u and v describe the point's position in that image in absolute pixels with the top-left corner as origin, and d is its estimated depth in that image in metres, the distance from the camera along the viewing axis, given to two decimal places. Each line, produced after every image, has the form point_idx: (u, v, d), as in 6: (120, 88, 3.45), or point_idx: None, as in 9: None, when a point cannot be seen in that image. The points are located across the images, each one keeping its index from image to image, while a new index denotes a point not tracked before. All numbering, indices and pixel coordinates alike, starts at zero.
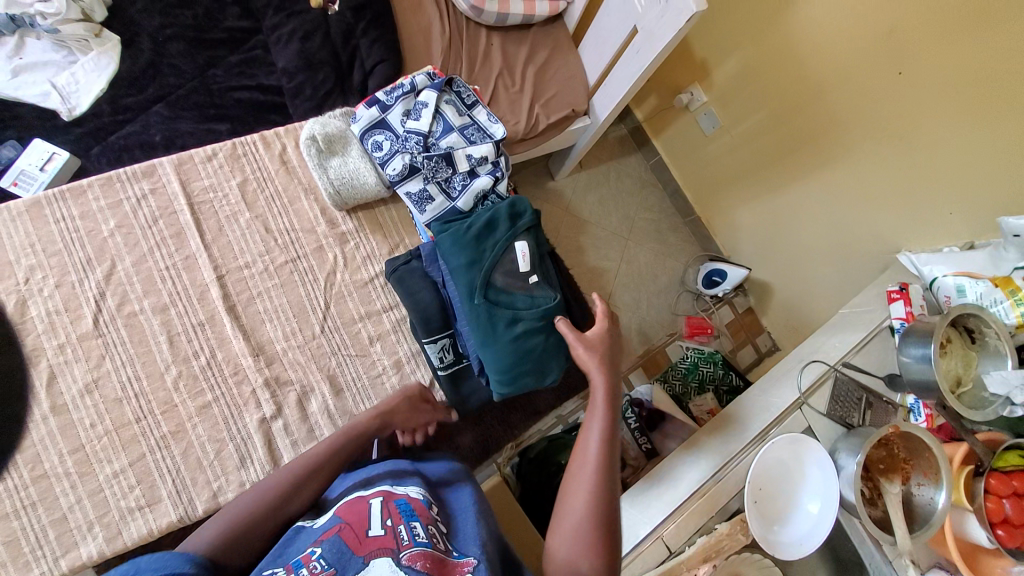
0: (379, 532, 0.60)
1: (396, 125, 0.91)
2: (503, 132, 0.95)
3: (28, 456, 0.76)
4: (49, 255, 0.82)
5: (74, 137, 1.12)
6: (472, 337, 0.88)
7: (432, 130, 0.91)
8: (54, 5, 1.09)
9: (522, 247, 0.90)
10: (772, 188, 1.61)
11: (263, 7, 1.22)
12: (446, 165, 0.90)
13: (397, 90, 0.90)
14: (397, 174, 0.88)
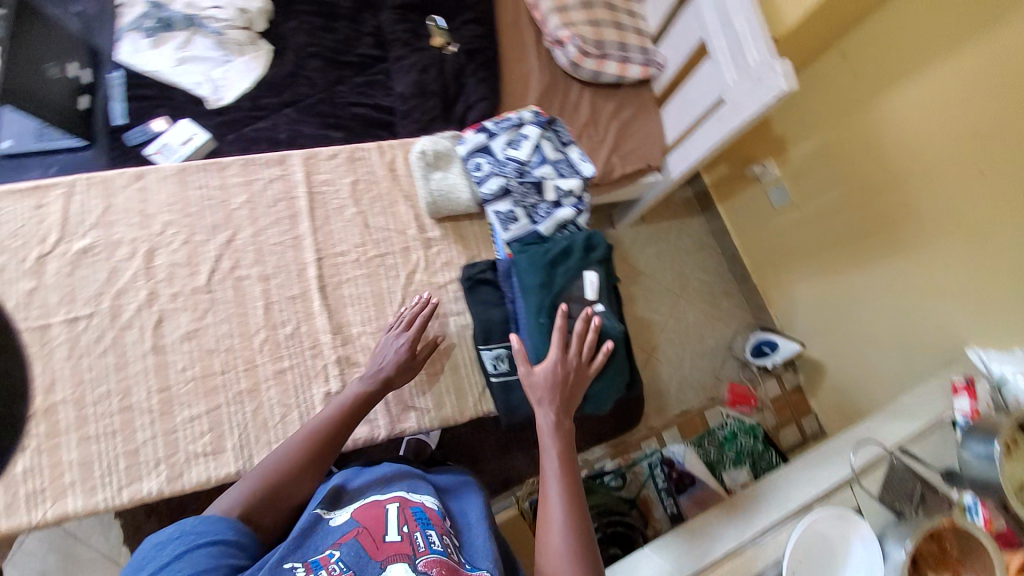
0: (396, 538, 0.69)
1: (495, 149, 0.95)
2: (592, 171, 0.98)
3: (127, 385, 0.85)
4: (185, 214, 0.94)
5: (214, 123, 1.29)
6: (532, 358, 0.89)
7: (530, 159, 0.94)
8: (227, 13, 1.33)
9: (594, 276, 0.93)
10: (835, 270, 1.60)
11: (392, 41, 1.44)
12: (535, 192, 0.94)
13: (505, 122, 0.96)
14: (490, 193, 0.94)
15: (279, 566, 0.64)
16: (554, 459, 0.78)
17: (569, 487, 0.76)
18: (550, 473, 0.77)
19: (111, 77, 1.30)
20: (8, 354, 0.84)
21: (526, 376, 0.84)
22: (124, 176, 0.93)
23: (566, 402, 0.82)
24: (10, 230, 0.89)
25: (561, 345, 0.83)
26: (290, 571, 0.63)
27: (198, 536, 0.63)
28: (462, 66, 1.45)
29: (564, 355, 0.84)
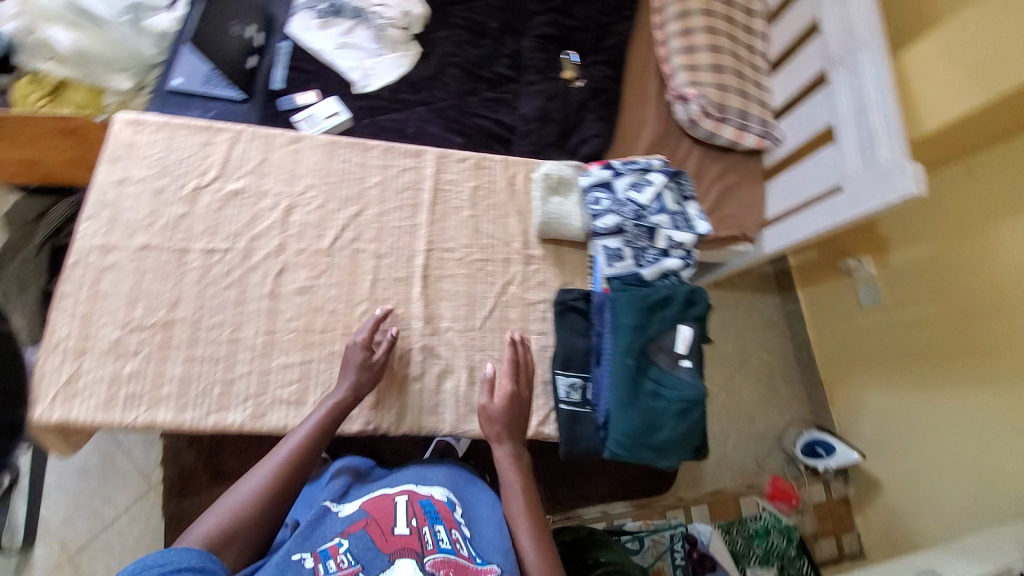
0: (404, 531, 0.78)
1: (618, 188, 0.99)
2: (706, 230, 1.00)
3: (239, 320, 0.93)
4: (325, 183, 1.04)
5: (355, 106, 1.42)
6: (610, 394, 0.89)
7: (649, 205, 0.98)
8: (392, 13, 1.49)
9: (687, 330, 0.92)
10: (911, 387, 1.53)
11: (528, 67, 1.54)
12: (648, 236, 0.96)
13: (632, 164, 1.01)
14: (604, 227, 0.97)
15: (287, 559, 0.73)
16: (517, 494, 0.91)
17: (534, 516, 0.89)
18: (517, 505, 0.90)
19: (277, 46, 1.45)
20: (149, 265, 0.93)
21: (484, 410, 0.90)
22: (286, 137, 1.04)
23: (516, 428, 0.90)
24: (178, 158, 1.00)
25: (513, 379, 0.91)
26: (299, 562, 0.72)
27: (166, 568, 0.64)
28: (585, 102, 1.52)
29: (517, 389, 0.91)
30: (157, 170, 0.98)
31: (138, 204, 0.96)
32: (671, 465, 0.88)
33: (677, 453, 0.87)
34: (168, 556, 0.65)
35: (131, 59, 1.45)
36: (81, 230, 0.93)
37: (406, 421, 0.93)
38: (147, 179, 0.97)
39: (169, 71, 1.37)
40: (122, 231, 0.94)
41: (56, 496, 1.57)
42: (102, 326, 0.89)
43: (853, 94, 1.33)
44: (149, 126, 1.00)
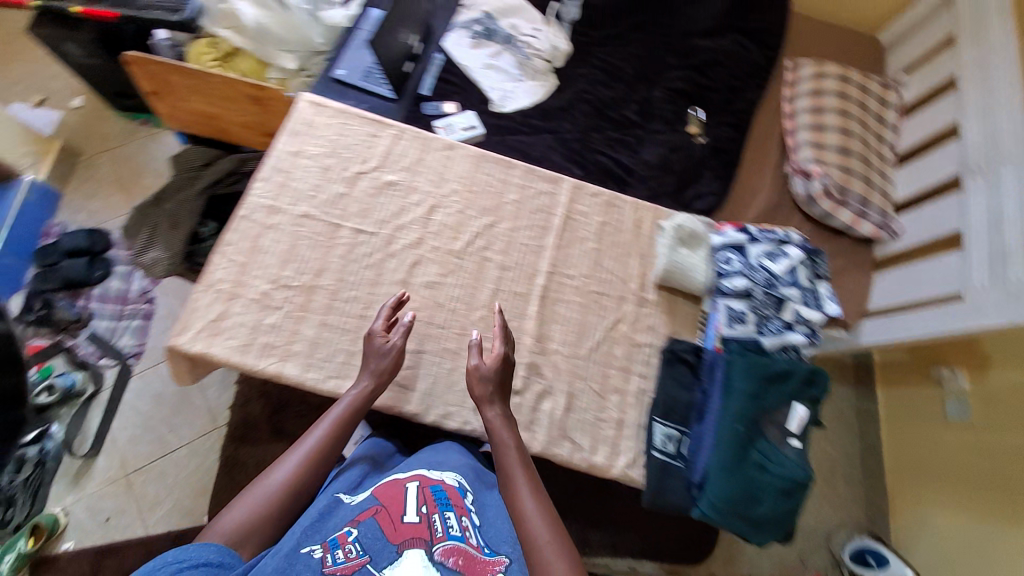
0: (413, 520, 0.80)
1: (751, 254, 1.02)
2: (835, 313, 1.01)
3: (371, 300, 1.01)
4: (467, 190, 1.10)
5: (489, 122, 1.52)
6: (712, 454, 0.90)
7: (781, 277, 1.00)
8: (540, 46, 1.60)
9: (802, 411, 0.92)
10: (976, 512, 1.45)
11: (655, 116, 1.59)
12: (775, 307, 0.98)
13: (770, 235, 1.03)
14: (731, 288, 0.99)
15: (298, 548, 0.76)
16: (515, 459, 0.88)
17: (533, 479, 0.87)
18: (517, 469, 0.87)
19: (432, 56, 1.58)
20: (305, 233, 1.02)
21: (475, 369, 0.90)
22: (441, 143, 1.13)
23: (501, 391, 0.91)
24: (347, 143, 1.10)
25: (505, 338, 0.93)
26: (310, 552, 0.75)
27: (184, 563, 0.71)
28: (705, 159, 1.54)
29: (508, 353, 0.94)
30: (327, 149, 1.09)
31: (306, 176, 1.06)
32: (761, 539, 0.89)
33: (783, 527, 0.89)
34: (187, 550, 0.72)
35: (300, 43, 1.59)
36: (254, 188, 1.03)
37: (500, 431, 0.95)
38: (318, 156, 1.08)
39: (334, 63, 1.51)
40: (289, 198, 1.04)
41: (128, 417, 1.68)
42: (254, 277, 0.98)
43: (989, 204, 1.29)
44: (329, 110, 1.12)
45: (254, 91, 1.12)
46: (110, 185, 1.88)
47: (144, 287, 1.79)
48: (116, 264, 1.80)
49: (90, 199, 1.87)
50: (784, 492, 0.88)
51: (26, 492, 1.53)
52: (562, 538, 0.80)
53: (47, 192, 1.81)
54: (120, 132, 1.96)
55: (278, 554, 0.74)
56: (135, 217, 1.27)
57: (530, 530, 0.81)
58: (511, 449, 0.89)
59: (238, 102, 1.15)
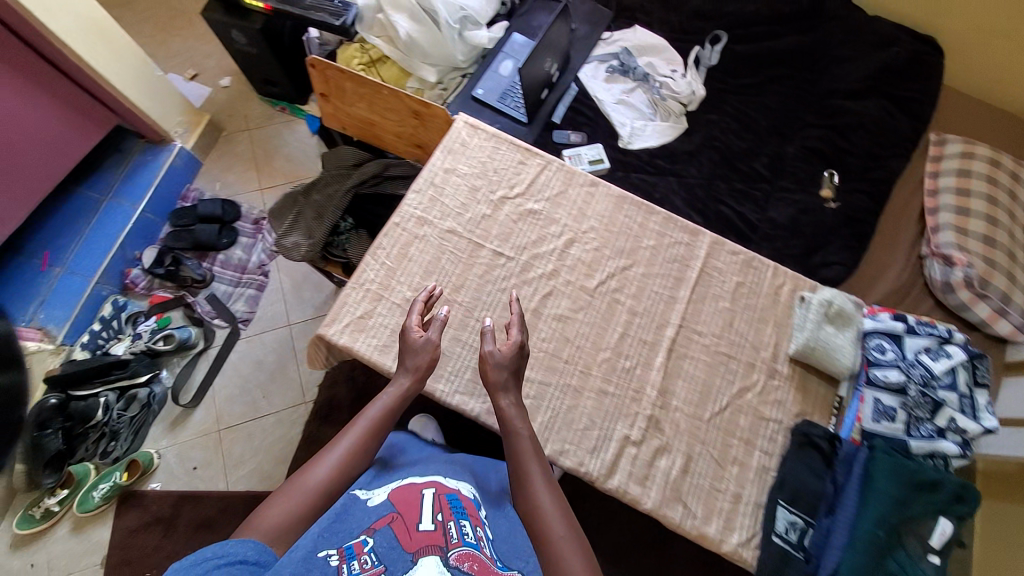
0: (429, 526, 0.80)
1: (908, 347, 0.99)
2: (995, 427, 0.96)
3: (502, 322, 1.03)
4: (606, 229, 1.11)
5: (617, 157, 1.53)
6: (844, 553, 0.88)
7: (940, 378, 0.96)
8: (678, 88, 1.58)
9: (946, 526, 0.89)
10: None
11: (786, 173, 1.54)
12: (929, 409, 0.94)
13: (932, 330, 0.99)
14: (883, 380, 0.96)
15: (318, 554, 0.75)
16: (528, 451, 0.87)
17: (546, 472, 0.85)
18: (530, 462, 0.86)
19: (567, 86, 1.60)
20: (448, 247, 1.07)
21: (489, 356, 0.90)
22: (585, 178, 1.15)
23: (514, 376, 0.91)
24: (496, 166, 1.14)
25: (520, 328, 0.92)
26: (328, 558, 0.75)
27: (224, 559, 0.69)
28: (834, 226, 1.48)
29: (524, 339, 0.94)
30: (478, 170, 1.13)
31: (455, 194, 1.11)
32: None
33: None
34: (220, 546, 0.70)
35: (443, 59, 1.68)
36: (407, 198, 1.09)
37: (613, 479, 0.93)
38: (469, 175, 1.12)
39: (474, 82, 1.59)
40: (438, 212, 1.09)
41: (229, 376, 1.80)
42: (400, 283, 1.04)
43: None
44: (484, 132, 1.16)
45: (417, 106, 1.18)
46: (246, 162, 2.05)
47: (262, 260, 1.94)
48: (241, 235, 1.95)
49: (225, 172, 2.03)
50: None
51: (129, 429, 1.67)
52: (575, 534, 0.79)
53: (192, 159, 1.97)
54: (260, 116, 2.13)
55: (299, 558, 0.74)
56: (283, 205, 1.39)
57: (545, 524, 0.79)
58: (529, 454, 0.87)
59: (398, 114, 1.22)
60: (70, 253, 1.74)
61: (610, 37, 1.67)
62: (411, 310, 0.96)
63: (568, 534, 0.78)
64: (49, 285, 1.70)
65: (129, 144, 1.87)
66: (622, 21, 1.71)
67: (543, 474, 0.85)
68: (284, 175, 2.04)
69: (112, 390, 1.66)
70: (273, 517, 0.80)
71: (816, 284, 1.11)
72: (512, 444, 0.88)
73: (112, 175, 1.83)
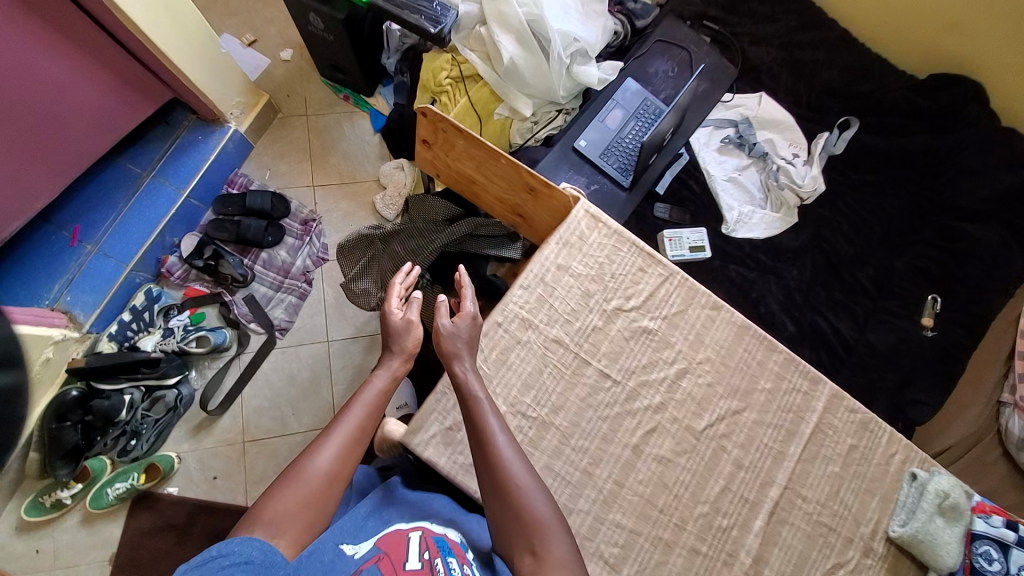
0: (417, 562, 0.69)
1: (1016, 562, 0.93)
2: None
3: (599, 456, 0.94)
4: (721, 361, 1.01)
5: (718, 245, 1.41)
6: None
7: None
8: (800, 179, 1.43)
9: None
10: None
11: (891, 293, 1.45)
12: None
13: None
14: None
15: None
16: (486, 408, 0.82)
17: (504, 424, 0.82)
18: (489, 419, 0.81)
19: (677, 152, 1.45)
20: (551, 360, 0.97)
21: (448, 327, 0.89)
22: (708, 299, 1.03)
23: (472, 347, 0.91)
24: (614, 270, 1.02)
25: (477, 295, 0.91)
26: None
27: (228, 559, 0.57)
28: (931, 361, 1.38)
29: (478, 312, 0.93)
30: (594, 273, 1.01)
31: (566, 297, 0.99)
32: None
33: None
34: (224, 546, 0.58)
35: (543, 91, 1.50)
36: (513, 293, 0.98)
37: None
38: (583, 277, 1.00)
39: (576, 130, 1.43)
40: (546, 316, 0.98)
41: (261, 386, 1.71)
42: (494, 394, 0.94)
43: None
44: (606, 228, 1.04)
45: (535, 184, 1.03)
46: (302, 152, 1.89)
47: (306, 265, 1.81)
48: (287, 234, 1.80)
49: (278, 159, 1.87)
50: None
51: (151, 430, 1.58)
52: (541, 488, 0.76)
53: (243, 143, 1.80)
54: (321, 101, 1.94)
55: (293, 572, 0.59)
56: (357, 242, 1.27)
57: (510, 474, 0.75)
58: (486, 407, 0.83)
59: (508, 183, 1.07)
60: (104, 231, 1.59)
61: (731, 101, 1.51)
62: (388, 296, 1.01)
63: (534, 483, 0.75)
64: (79, 266, 1.55)
65: (178, 118, 1.69)
66: (746, 86, 1.55)
67: (504, 427, 0.81)
68: (339, 174, 1.89)
69: (138, 388, 1.58)
70: (270, 508, 0.72)
71: (931, 461, 1.05)
72: (468, 398, 0.83)
73: (157, 150, 1.66)
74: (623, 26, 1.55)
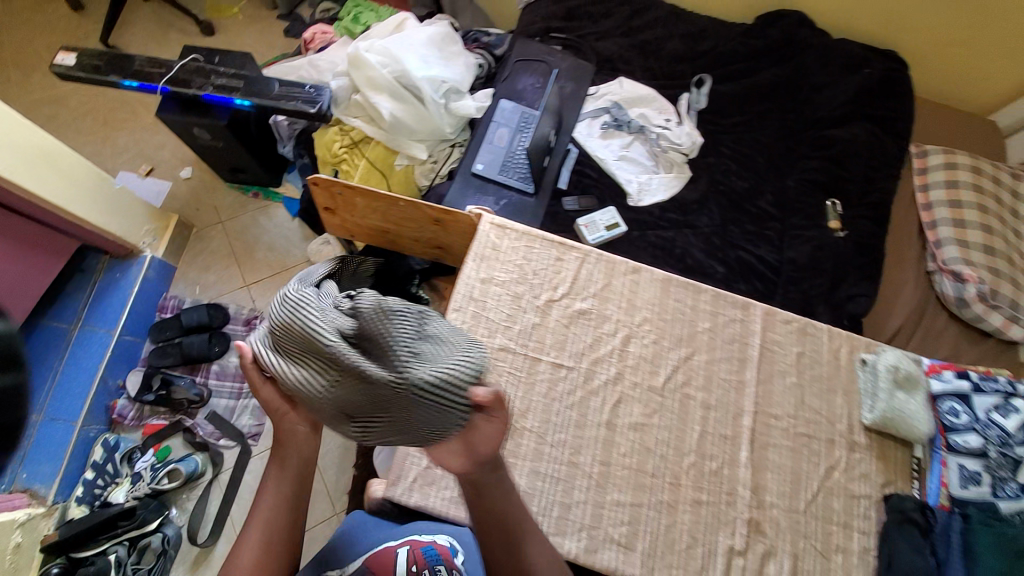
0: None
1: (978, 406, 1.00)
2: None
3: (578, 444, 0.96)
4: (659, 317, 1.06)
5: (632, 216, 1.50)
6: None
7: (1016, 435, 0.97)
8: (680, 139, 1.57)
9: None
10: None
11: (794, 208, 1.55)
12: (1012, 468, 0.96)
13: (997, 386, 1.02)
14: (965, 446, 0.98)
15: None
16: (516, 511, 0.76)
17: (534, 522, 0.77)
18: (521, 519, 0.76)
19: (565, 148, 1.56)
20: (504, 368, 1.00)
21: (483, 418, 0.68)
22: (626, 265, 1.10)
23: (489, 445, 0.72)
24: (535, 267, 1.08)
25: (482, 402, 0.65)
26: None
27: None
28: (852, 257, 1.47)
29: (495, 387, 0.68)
30: (516, 275, 1.06)
31: (499, 305, 1.04)
32: None
33: None
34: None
35: (431, 132, 1.59)
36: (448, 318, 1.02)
37: None
38: (507, 282, 1.06)
39: (471, 157, 1.52)
40: (485, 328, 1.02)
41: (248, 500, 1.65)
42: None
43: None
44: (513, 232, 1.10)
45: (439, 215, 1.09)
46: (225, 259, 1.90)
47: None
48: (233, 339, 1.79)
49: (204, 272, 1.88)
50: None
51: None
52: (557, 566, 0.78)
53: (165, 267, 1.81)
54: (231, 205, 1.97)
55: None
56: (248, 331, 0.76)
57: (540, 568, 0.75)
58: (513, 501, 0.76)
59: (415, 222, 1.13)
60: (46, 397, 1.54)
61: (596, 92, 1.65)
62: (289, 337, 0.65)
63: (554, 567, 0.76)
64: (27, 439, 1.50)
65: (92, 263, 1.67)
66: (605, 74, 1.70)
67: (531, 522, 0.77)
68: (269, 267, 1.90)
69: (121, 543, 1.47)
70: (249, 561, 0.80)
71: (876, 342, 1.11)
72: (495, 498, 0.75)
73: (79, 301, 1.63)
74: (485, 58, 1.71)
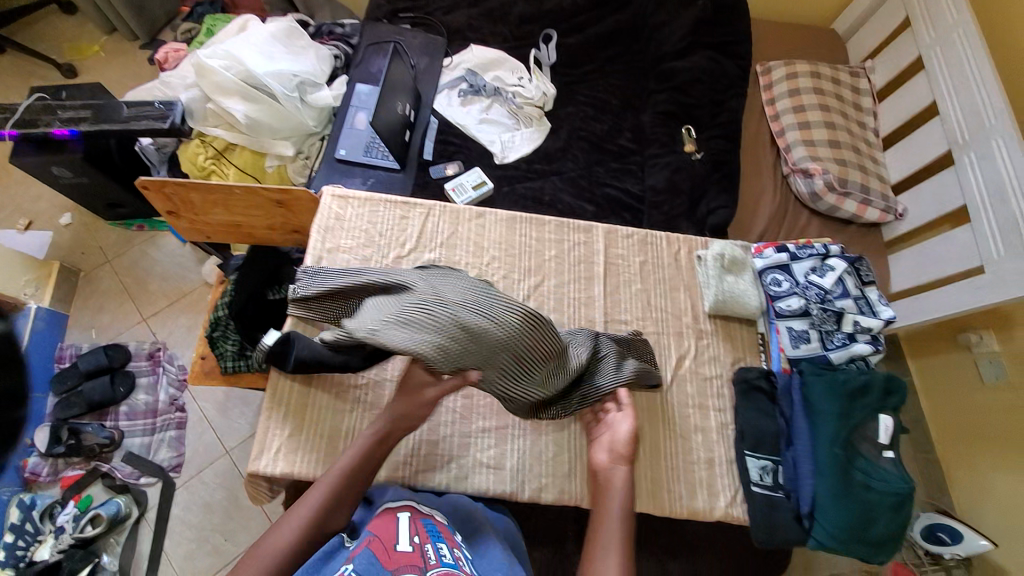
0: (408, 548, 0.72)
1: (796, 274, 1.10)
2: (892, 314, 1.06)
3: None
4: (506, 253, 1.11)
5: (499, 174, 1.55)
6: (814, 471, 0.97)
7: (833, 290, 1.07)
8: (531, 93, 1.64)
9: (888, 421, 0.99)
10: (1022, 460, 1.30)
11: (651, 140, 1.63)
12: (834, 320, 1.06)
13: (811, 250, 1.11)
14: (788, 309, 1.07)
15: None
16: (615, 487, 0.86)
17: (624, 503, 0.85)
18: (618, 496, 0.85)
19: (426, 121, 1.61)
20: None
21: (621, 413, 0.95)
22: (470, 211, 1.14)
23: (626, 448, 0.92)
24: (381, 228, 1.11)
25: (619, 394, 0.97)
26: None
27: None
28: (708, 174, 1.57)
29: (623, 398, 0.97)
30: (362, 239, 1.09)
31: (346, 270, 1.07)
32: (885, 540, 0.94)
33: (880, 524, 0.93)
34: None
35: (294, 129, 1.60)
36: None
37: None
38: (354, 247, 1.09)
39: (334, 144, 1.54)
40: None
41: (179, 531, 1.61)
42: None
43: (986, 174, 1.30)
44: (355, 200, 1.13)
45: (278, 197, 1.11)
46: (120, 296, 1.85)
47: (172, 394, 1.74)
48: (138, 376, 1.74)
49: (98, 313, 1.83)
50: (894, 506, 0.94)
51: None
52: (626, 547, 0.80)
53: (55, 316, 1.75)
54: (117, 242, 1.92)
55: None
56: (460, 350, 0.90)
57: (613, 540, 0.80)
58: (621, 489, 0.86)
59: (259, 209, 1.14)
60: None
61: (451, 63, 1.70)
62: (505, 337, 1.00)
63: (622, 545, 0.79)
64: None
65: None
66: (457, 45, 1.75)
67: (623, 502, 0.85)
68: (166, 296, 1.86)
69: None
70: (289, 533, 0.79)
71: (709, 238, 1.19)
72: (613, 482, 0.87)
73: None
74: (339, 49, 1.74)
